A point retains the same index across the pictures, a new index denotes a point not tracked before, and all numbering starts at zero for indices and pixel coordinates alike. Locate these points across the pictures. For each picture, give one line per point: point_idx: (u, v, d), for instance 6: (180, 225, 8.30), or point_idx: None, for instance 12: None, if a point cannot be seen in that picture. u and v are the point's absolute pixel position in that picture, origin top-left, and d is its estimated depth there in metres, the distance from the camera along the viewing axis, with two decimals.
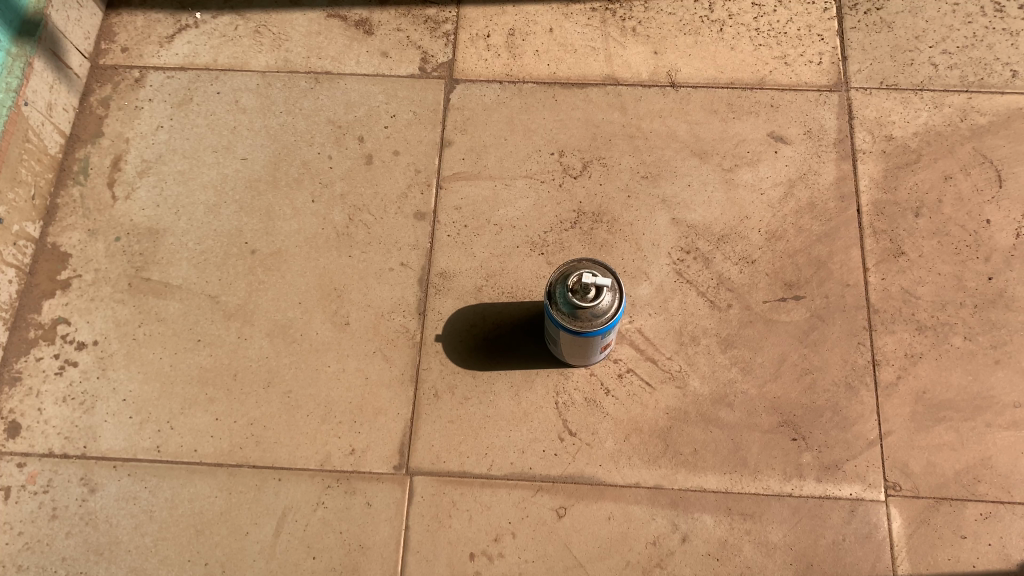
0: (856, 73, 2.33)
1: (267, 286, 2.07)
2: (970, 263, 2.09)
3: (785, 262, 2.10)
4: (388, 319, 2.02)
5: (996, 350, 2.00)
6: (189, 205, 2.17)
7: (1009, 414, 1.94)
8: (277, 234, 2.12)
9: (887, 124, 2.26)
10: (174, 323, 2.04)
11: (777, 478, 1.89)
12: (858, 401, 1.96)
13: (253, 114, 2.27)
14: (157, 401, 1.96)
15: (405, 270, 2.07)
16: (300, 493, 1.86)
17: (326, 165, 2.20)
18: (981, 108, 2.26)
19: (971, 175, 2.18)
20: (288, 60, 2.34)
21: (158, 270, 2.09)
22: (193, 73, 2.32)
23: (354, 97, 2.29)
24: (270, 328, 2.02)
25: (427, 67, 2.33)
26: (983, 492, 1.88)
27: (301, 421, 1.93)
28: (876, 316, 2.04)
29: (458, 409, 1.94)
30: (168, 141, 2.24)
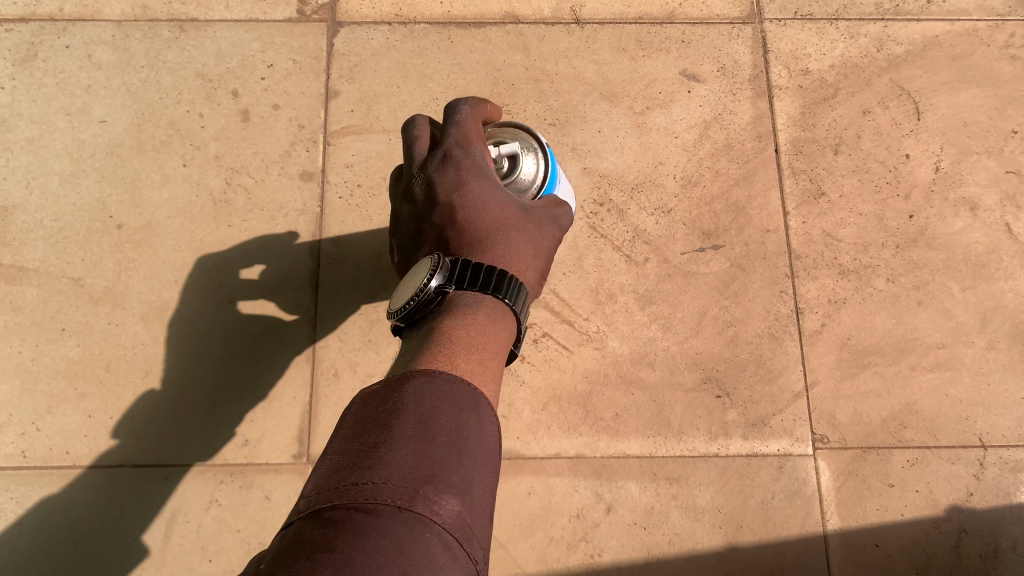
0: (770, 2, 2.19)
1: (138, 266, 1.86)
2: (891, 201, 2.01)
3: (702, 210, 1.98)
4: (277, 294, 1.84)
5: (919, 291, 1.94)
6: (42, 177, 1.92)
7: (932, 356, 1.89)
8: (146, 205, 1.90)
9: (803, 57, 2.14)
10: (33, 314, 1.82)
11: (703, 438, 1.80)
12: (783, 352, 1.88)
13: (110, 69, 2.01)
14: (21, 402, 1.76)
15: (293, 240, 1.88)
16: (189, 492, 1.72)
17: (197, 125, 1.96)
18: (897, 37, 2.16)
19: (889, 109, 2.09)
20: (146, 7, 2.07)
21: (10, 254, 1.86)
22: (36, 24, 2.03)
23: (226, 45, 2.04)
24: (144, 312, 1.83)
25: (306, 9, 2.08)
26: (909, 438, 1.83)
27: (185, 413, 1.77)
28: (798, 262, 1.95)
29: (361, 389, 1.78)
30: (12, 105, 1.97)
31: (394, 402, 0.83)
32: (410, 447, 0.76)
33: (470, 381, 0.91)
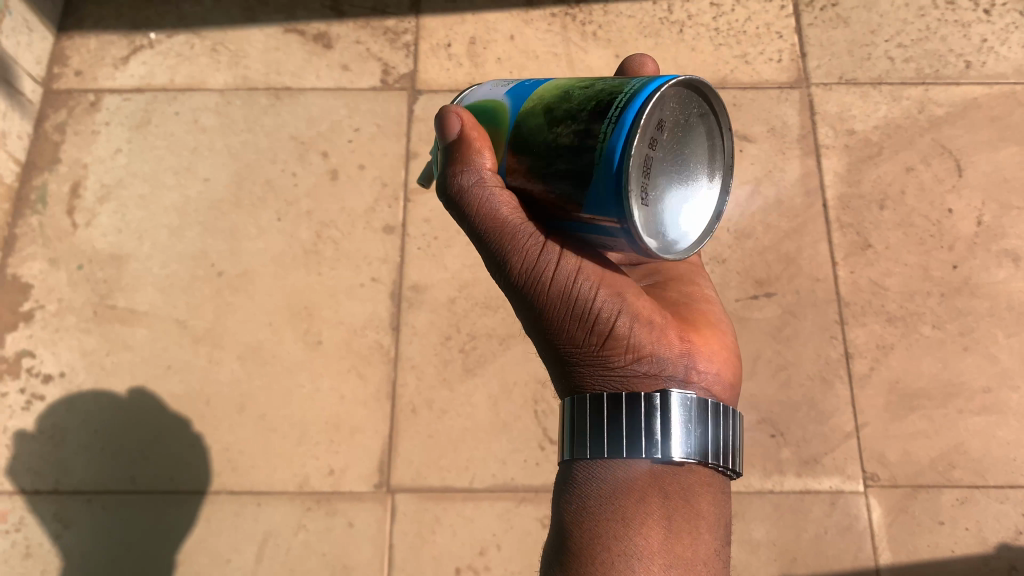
0: (815, 69, 2.35)
1: (235, 308, 2.04)
2: (935, 252, 2.12)
3: (754, 260, 2.11)
4: (361, 335, 2.01)
5: (965, 337, 2.03)
6: (152, 229, 2.13)
7: (979, 400, 1.98)
8: (243, 254, 2.09)
9: (848, 119, 2.29)
10: (141, 351, 2.00)
11: (758, 475, 1.90)
12: (833, 394, 1.98)
13: (213, 133, 2.24)
14: (130, 433, 1.94)
15: (376, 286, 2.06)
16: (279, 517, 1.86)
17: (291, 183, 2.17)
18: (937, 99, 2.29)
19: (931, 166, 2.21)
20: (247, 78, 2.31)
21: (123, 297, 2.05)
22: (151, 95, 2.28)
23: (316, 112, 2.26)
24: (241, 351, 1.99)
25: (389, 79, 2.30)
26: (958, 477, 1.91)
27: (277, 443, 1.92)
28: (846, 310, 2.07)
29: (436, 423, 1.93)
30: (127, 165, 2.20)
31: (601, 497, 1.12)
32: (613, 541, 1.08)
33: (670, 485, 1.14)
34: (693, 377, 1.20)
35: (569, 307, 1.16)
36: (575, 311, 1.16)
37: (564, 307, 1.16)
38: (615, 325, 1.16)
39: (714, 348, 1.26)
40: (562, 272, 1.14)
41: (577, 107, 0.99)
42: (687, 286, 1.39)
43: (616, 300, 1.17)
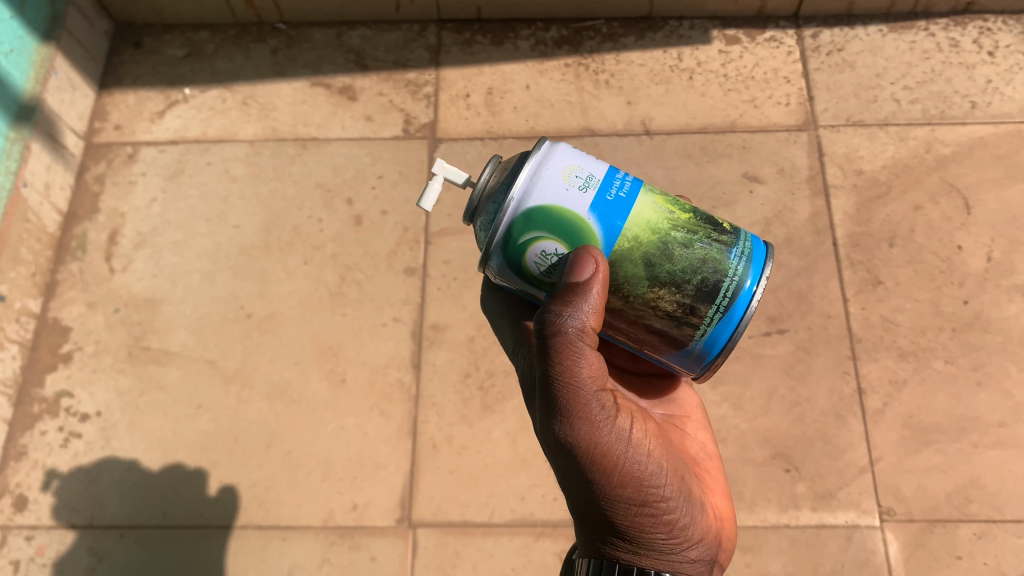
0: (823, 112, 2.42)
1: (264, 348, 2.12)
2: (945, 288, 2.16)
3: (767, 297, 2.15)
4: (384, 374, 2.07)
5: (977, 372, 2.06)
6: (185, 274, 2.23)
7: (993, 434, 1.99)
8: (271, 297, 2.18)
9: (856, 159, 2.34)
10: (174, 391, 2.08)
11: (774, 509, 1.93)
12: (847, 430, 2.01)
13: (244, 182, 2.35)
14: (161, 470, 2.01)
15: (398, 325, 2.13)
16: (304, 551, 1.92)
17: (317, 228, 2.26)
18: (944, 139, 2.35)
19: (939, 205, 2.26)
20: (276, 129, 2.42)
21: (157, 339, 2.14)
22: (185, 146, 2.41)
23: (341, 160, 2.36)
24: (269, 390, 2.07)
25: (410, 128, 2.40)
26: (975, 512, 1.92)
27: (302, 480, 1.98)
28: (859, 346, 2.10)
29: (456, 460, 1.98)
30: (162, 214, 2.31)
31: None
32: None
33: None
34: (718, 557, 1.40)
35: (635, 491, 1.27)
36: (637, 492, 1.27)
37: (629, 490, 1.27)
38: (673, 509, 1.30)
39: (729, 517, 1.48)
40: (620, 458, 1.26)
41: (680, 275, 1.22)
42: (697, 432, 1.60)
43: (673, 489, 1.31)
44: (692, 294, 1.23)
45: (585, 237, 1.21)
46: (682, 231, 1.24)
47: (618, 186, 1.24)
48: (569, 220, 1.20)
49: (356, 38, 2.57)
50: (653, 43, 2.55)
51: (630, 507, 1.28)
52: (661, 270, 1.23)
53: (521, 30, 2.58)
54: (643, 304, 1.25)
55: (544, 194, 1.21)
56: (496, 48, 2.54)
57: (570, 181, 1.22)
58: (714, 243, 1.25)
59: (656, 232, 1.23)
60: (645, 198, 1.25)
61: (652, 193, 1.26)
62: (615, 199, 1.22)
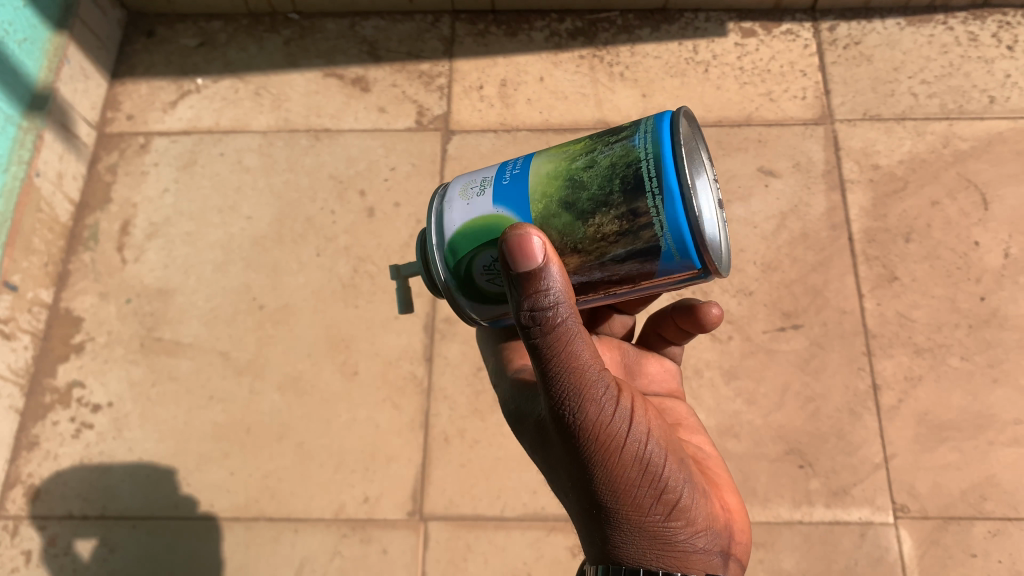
0: (840, 106, 2.40)
1: (276, 340, 2.11)
2: (962, 285, 2.14)
3: (782, 293, 2.14)
4: (396, 366, 2.07)
5: (994, 369, 2.04)
6: (197, 264, 2.22)
7: (1010, 432, 1.98)
8: (284, 288, 2.17)
9: (873, 153, 2.32)
10: (186, 382, 2.08)
11: (787, 506, 1.92)
12: (862, 426, 1.99)
13: (256, 173, 2.34)
14: (173, 461, 2.00)
15: (410, 318, 2.12)
16: (316, 543, 1.91)
17: (329, 220, 2.26)
18: (962, 134, 2.33)
19: (957, 200, 2.24)
20: (288, 120, 2.41)
21: (169, 330, 2.14)
22: (197, 136, 2.40)
23: (354, 152, 2.35)
24: (281, 382, 2.07)
25: (423, 120, 2.39)
26: (990, 510, 1.91)
27: (314, 472, 1.98)
28: (874, 341, 2.08)
29: (468, 453, 1.98)
30: (175, 204, 2.31)
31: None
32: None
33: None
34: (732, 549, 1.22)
35: (637, 477, 1.12)
36: (638, 477, 1.12)
37: (629, 476, 1.12)
38: (681, 495, 1.15)
39: (741, 515, 1.31)
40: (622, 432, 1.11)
41: (601, 193, 1.13)
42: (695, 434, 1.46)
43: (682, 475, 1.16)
44: (622, 200, 1.11)
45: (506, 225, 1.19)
46: (580, 158, 1.18)
47: (510, 168, 1.22)
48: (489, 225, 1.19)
49: (369, 28, 2.56)
50: (668, 35, 2.53)
51: (629, 494, 1.12)
52: (579, 200, 1.14)
53: (535, 21, 2.56)
54: (591, 242, 1.14)
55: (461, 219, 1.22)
56: (510, 39, 2.53)
57: (468, 195, 1.23)
58: (614, 146, 1.16)
59: (559, 178, 1.17)
60: (537, 161, 1.21)
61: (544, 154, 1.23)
62: (510, 178, 1.21)
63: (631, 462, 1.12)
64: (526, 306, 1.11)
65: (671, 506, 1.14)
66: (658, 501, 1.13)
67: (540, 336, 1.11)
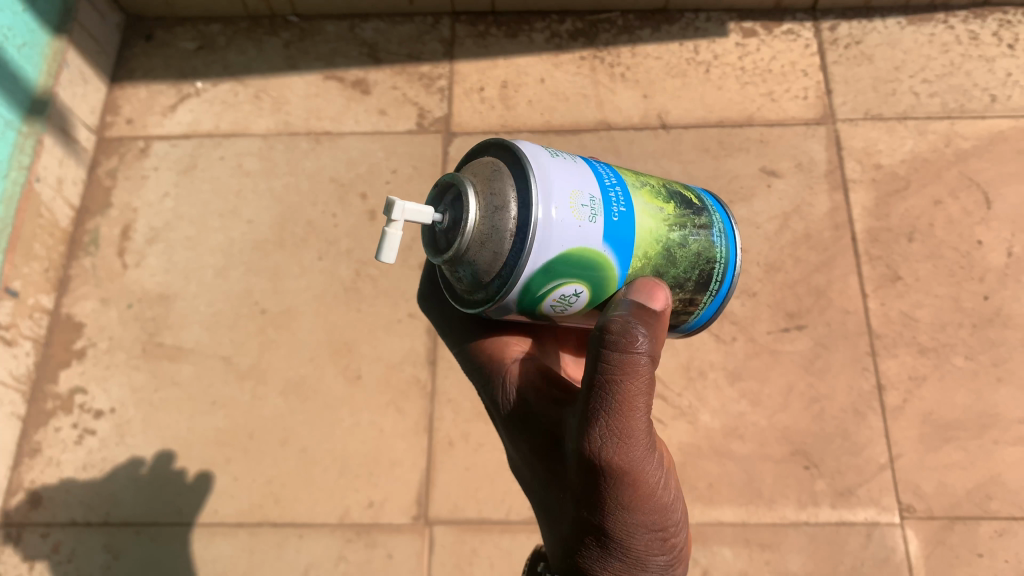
0: (841, 105, 2.40)
1: (278, 344, 2.10)
2: (965, 284, 2.14)
3: (785, 293, 2.13)
4: (399, 370, 2.06)
5: (998, 368, 2.04)
6: (199, 269, 2.21)
7: (1016, 430, 1.98)
8: (286, 292, 2.17)
9: (875, 153, 2.32)
10: (188, 387, 2.07)
11: (793, 507, 1.91)
12: (867, 426, 1.99)
13: (257, 176, 2.33)
14: (176, 467, 1.99)
15: (413, 321, 2.11)
16: (321, 549, 1.90)
17: (331, 223, 2.25)
18: (964, 133, 2.32)
19: (959, 199, 2.24)
20: (288, 123, 2.40)
21: (171, 335, 2.13)
22: (197, 140, 2.39)
23: (355, 155, 2.34)
24: (284, 387, 2.06)
25: (424, 122, 2.38)
26: (996, 509, 1.91)
27: (318, 476, 1.97)
28: (878, 341, 2.08)
29: (473, 456, 1.97)
30: (175, 208, 2.30)
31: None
32: None
33: None
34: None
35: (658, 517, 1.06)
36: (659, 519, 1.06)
37: (653, 517, 1.05)
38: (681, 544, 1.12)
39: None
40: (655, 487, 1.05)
41: (683, 277, 1.26)
42: None
43: (683, 517, 1.13)
44: (692, 288, 1.28)
45: (602, 267, 1.16)
46: (675, 228, 1.24)
47: (617, 203, 1.17)
48: (587, 256, 1.14)
49: (369, 30, 2.55)
50: (669, 36, 2.53)
51: (647, 536, 1.06)
52: (666, 275, 1.24)
53: (535, 22, 2.56)
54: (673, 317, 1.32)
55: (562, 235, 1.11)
56: (510, 40, 2.52)
57: (580, 213, 1.12)
58: (700, 231, 1.28)
59: (660, 244, 1.21)
60: (639, 202, 1.21)
61: (636, 190, 1.23)
62: (619, 216, 1.17)
63: (647, 510, 1.04)
64: (621, 338, 1.04)
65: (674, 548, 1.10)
66: (666, 543, 1.08)
67: (614, 360, 1.03)
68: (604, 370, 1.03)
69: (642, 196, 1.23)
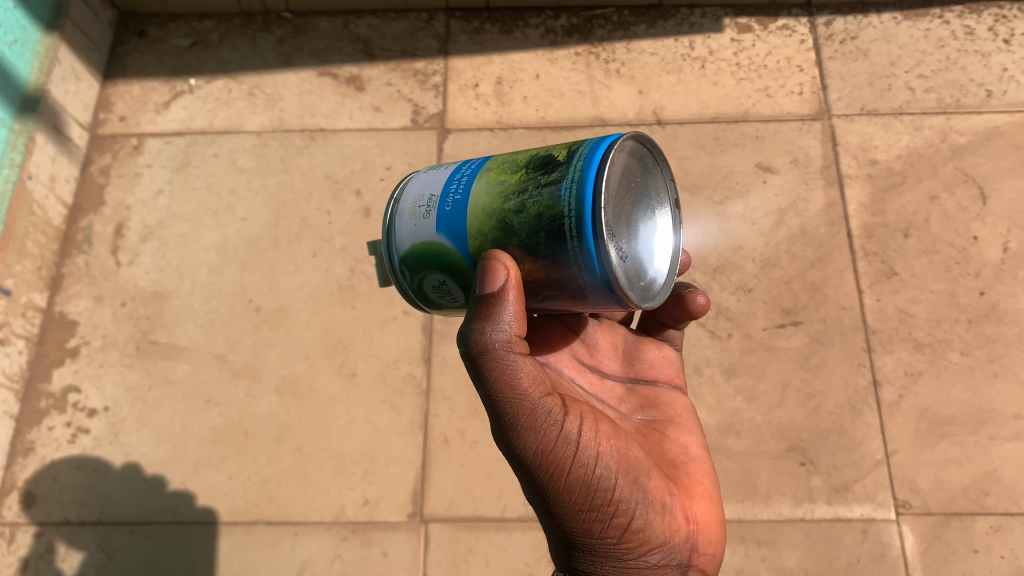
0: (837, 100, 2.39)
1: (273, 342, 2.09)
2: (961, 279, 2.14)
3: (780, 289, 2.13)
4: (394, 368, 2.05)
5: (994, 364, 2.04)
6: (193, 267, 2.20)
7: (1011, 426, 1.98)
8: (281, 290, 2.16)
9: (870, 148, 2.32)
10: (182, 385, 2.06)
11: (789, 503, 1.91)
12: (863, 422, 1.99)
13: (251, 173, 2.32)
14: (171, 466, 1.99)
15: (408, 319, 2.11)
16: (316, 547, 1.90)
17: (325, 221, 2.24)
18: (960, 128, 2.32)
19: (955, 195, 2.23)
20: (282, 120, 2.39)
21: (165, 333, 2.12)
22: (190, 137, 2.38)
23: (350, 151, 2.33)
24: (279, 384, 2.05)
25: (419, 118, 2.38)
26: (992, 505, 1.91)
27: (313, 474, 1.97)
28: (874, 337, 2.08)
29: (468, 454, 1.97)
30: (169, 206, 2.29)
31: None
32: None
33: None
34: (693, 559, 1.29)
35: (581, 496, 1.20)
36: (586, 497, 1.20)
37: (577, 495, 1.20)
38: (632, 516, 1.22)
39: (710, 523, 1.35)
40: (577, 464, 1.19)
41: (526, 241, 1.10)
42: (683, 435, 1.47)
43: (630, 491, 1.22)
44: (542, 255, 1.10)
45: (455, 265, 1.20)
46: (512, 199, 1.12)
47: (454, 189, 1.19)
48: (430, 250, 1.21)
49: (363, 27, 2.55)
50: (664, 31, 2.52)
51: (582, 513, 1.20)
52: (510, 246, 1.12)
53: (530, 18, 2.55)
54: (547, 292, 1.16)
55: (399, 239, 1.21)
56: (505, 37, 2.51)
57: (416, 213, 1.22)
58: (545, 190, 1.09)
59: (492, 218, 1.13)
60: (478, 186, 1.17)
61: (486, 173, 1.18)
62: (450, 205, 1.18)
63: (573, 489, 1.19)
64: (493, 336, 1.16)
65: (620, 524, 1.21)
66: (607, 519, 1.21)
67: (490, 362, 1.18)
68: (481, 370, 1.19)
69: (489, 174, 1.17)
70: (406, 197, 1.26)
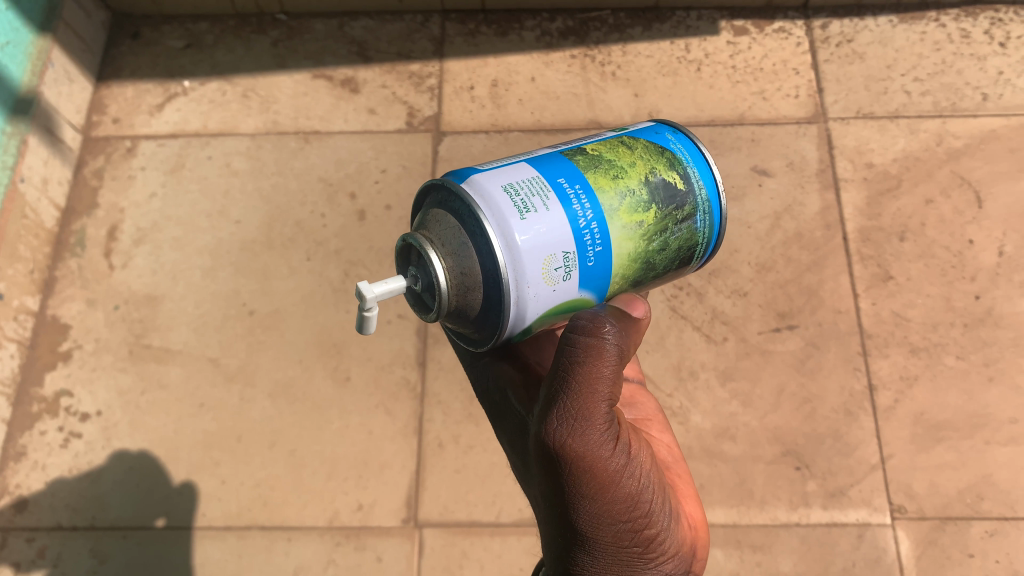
0: (833, 104, 2.39)
1: (267, 346, 2.09)
2: (957, 283, 2.13)
3: (776, 293, 2.12)
4: (389, 372, 2.05)
5: (989, 368, 2.04)
6: (186, 270, 2.19)
7: (1006, 430, 1.97)
8: (274, 293, 2.15)
9: (866, 152, 2.31)
10: (176, 389, 2.05)
11: (784, 508, 1.91)
12: (858, 427, 1.98)
13: (245, 176, 2.31)
14: (164, 470, 1.97)
15: (403, 322, 2.10)
16: (310, 552, 1.89)
17: (320, 224, 2.23)
18: (956, 132, 2.32)
19: (951, 198, 2.23)
20: (277, 122, 2.38)
21: (158, 336, 2.11)
22: (184, 140, 2.37)
23: (344, 154, 2.32)
24: (272, 389, 2.04)
25: (414, 121, 2.37)
26: (987, 510, 1.90)
27: (307, 479, 1.96)
28: (869, 341, 2.07)
29: (463, 458, 1.96)
30: (162, 209, 2.28)
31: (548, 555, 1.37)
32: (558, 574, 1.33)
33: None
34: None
35: (624, 504, 1.13)
36: (628, 504, 1.14)
37: (619, 505, 1.13)
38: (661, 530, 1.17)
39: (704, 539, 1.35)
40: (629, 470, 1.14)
41: (665, 268, 1.30)
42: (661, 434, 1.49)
43: (662, 507, 1.18)
44: (674, 269, 1.34)
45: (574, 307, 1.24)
46: (654, 239, 1.25)
47: (592, 243, 1.17)
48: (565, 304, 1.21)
49: (358, 29, 2.54)
50: (660, 34, 2.51)
51: (618, 520, 1.14)
52: (645, 277, 1.29)
53: (525, 21, 2.54)
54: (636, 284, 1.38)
55: (537, 306, 1.17)
56: (501, 39, 2.51)
57: (548, 271, 1.15)
58: (683, 226, 1.28)
59: (638, 261, 1.24)
60: (617, 231, 1.19)
61: (614, 212, 1.19)
62: (590, 259, 1.18)
63: (619, 490, 1.13)
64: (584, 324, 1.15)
65: (648, 538, 1.16)
66: (637, 532, 1.15)
67: (579, 347, 1.13)
68: (570, 355, 1.14)
69: (619, 213, 1.20)
70: (509, 226, 1.13)
